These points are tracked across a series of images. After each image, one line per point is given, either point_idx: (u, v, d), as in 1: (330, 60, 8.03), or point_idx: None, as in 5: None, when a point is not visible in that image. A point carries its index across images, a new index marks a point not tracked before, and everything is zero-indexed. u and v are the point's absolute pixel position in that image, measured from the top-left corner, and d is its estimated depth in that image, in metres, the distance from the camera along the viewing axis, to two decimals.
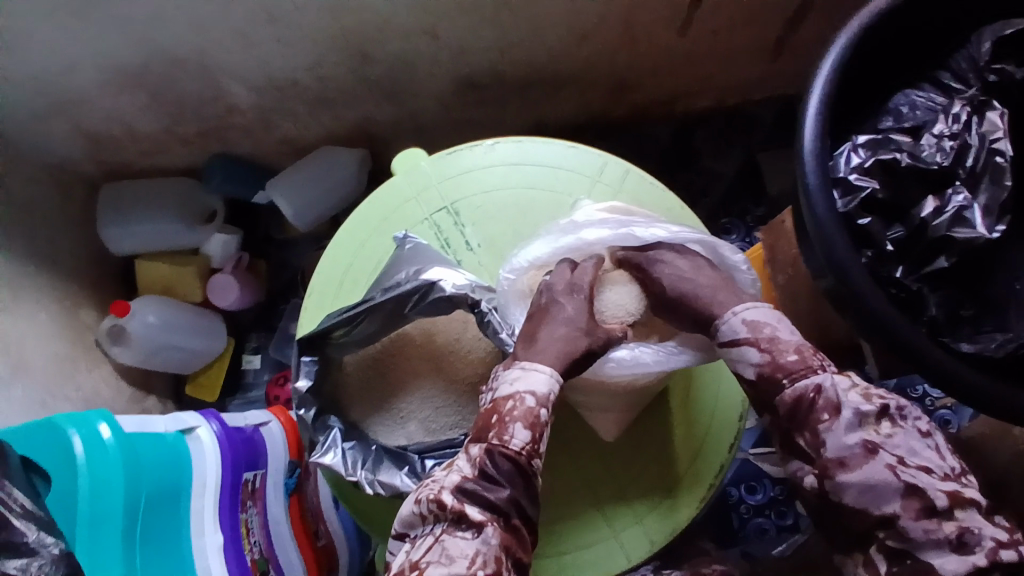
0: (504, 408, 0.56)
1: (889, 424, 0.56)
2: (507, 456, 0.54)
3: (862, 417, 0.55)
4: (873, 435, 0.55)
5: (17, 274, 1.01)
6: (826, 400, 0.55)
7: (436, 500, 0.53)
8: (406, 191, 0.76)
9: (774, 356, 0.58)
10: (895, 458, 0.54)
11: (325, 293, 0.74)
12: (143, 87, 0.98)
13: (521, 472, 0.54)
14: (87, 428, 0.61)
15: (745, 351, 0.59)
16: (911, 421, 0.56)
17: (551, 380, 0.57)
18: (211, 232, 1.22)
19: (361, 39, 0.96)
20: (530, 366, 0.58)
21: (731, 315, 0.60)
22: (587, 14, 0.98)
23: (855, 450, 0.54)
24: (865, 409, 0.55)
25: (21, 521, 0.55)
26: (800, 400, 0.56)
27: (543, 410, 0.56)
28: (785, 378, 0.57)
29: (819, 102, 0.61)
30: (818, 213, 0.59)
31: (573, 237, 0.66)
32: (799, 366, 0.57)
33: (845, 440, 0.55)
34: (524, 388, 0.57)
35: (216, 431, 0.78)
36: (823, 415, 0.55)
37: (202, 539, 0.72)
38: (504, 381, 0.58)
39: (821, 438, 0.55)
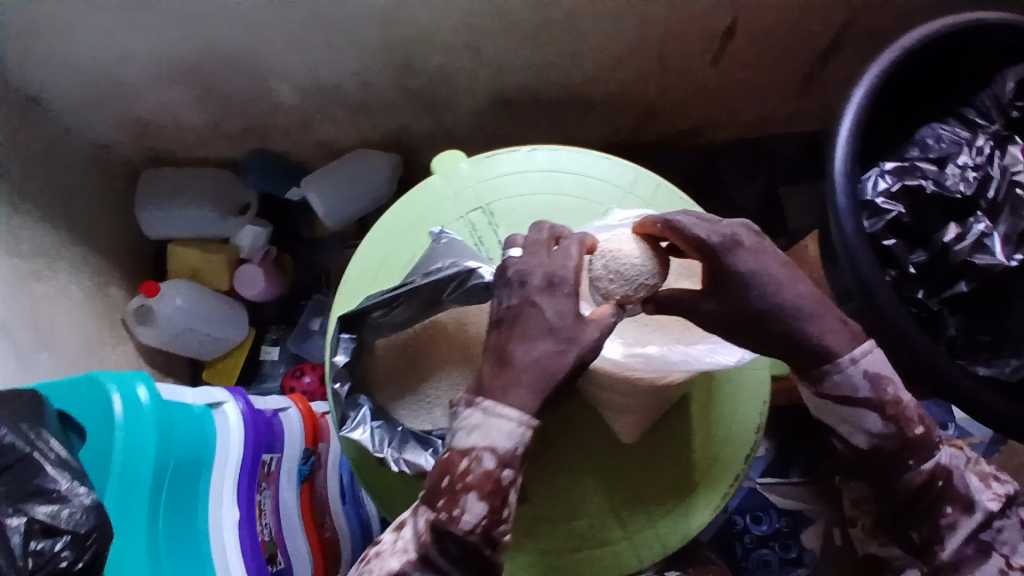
0: (458, 472, 0.56)
1: (1002, 518, 0.63)
2: (457, 533, 0.55)
3: (984, 517, 0.62)
4: (987, 535, 0.62)
5: (54, 250, 1.05)
6: (956, 495, 0.62)
7: None
8: (444, 189, 0.79)
9: (898, 426, 0.61)
10: (1005, 560, 0.61)
11: (359, 280, 0.76)
12: (193, 81, 1.03)
13: (475, 547, 0.55)
14: (127, 387, 0.63)
15: (864, 414, 0.62)
16: (1018, 517, 0.63)
17: (510, 438, 0.55)
18: (243, 224, 1.26)
19: (406, 50, 1.00)
20: (491, 415, 0.56)
21: (852, 368, 0.59)
22: (625, 41, 1.02)
23: (967, 552, 0.62)
24: (989, 505, 0.63)
25: (54, 469, 0.58)
26: (928, 486, 0.62)
27: (502, 474, 0.55)
28: (913, 458, 0.62)
29: (852, 127, 0.64)
30: (846, 231, 0.61)
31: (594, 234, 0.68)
32: (921, 442, 0.61)
33: (959, 542, 0.62)
34: (482, 445, 0.56)
35: (241, 408, 0.81)
36: (948, 509, 0.62)
37: (217, 512, 0.74)
38: (464, 429, 0.57)
39: (940, 535, 0.62)
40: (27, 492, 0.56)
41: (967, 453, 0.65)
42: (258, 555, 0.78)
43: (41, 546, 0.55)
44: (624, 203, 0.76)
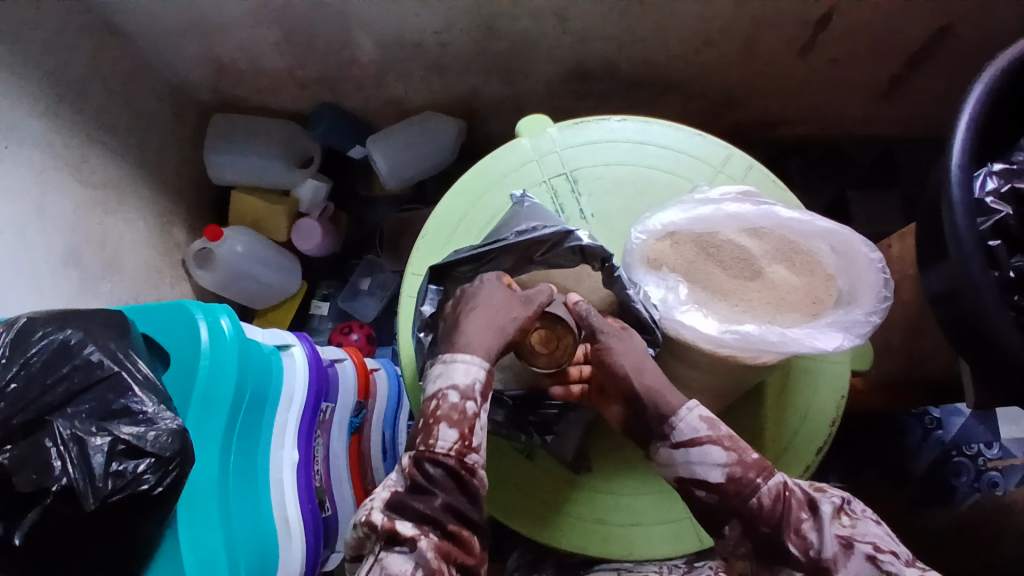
0: (430, 410, 0.58)
1: (849, 518, 0.56)
2: (436, 460, 0.56)
3: (830, 510, 0.55)
4: (842, 529, 0.54)
5: (126, 182, 1.06)
6: (798, 499, 0.56)
7: (369, 519, 0.55)
8: (530, 152, 0.78)
9: (739, 455, 0.57)
10: (870, 548, 0.53)
11: (437, 235, 0.76)
12: (277, 25, 1.02)
13: (456, 477, 0.56)
14: (211, 317, 0.63)
15: (709, 450, 0.57)
16: (860, 511, 0.57)
17: (471, 369, 0.58)
18: (305, 177, 1.26)
19: (493, 11, 0.99)
20: (450, 359, 0.59)
21: (688, 411, 0.59)
22: (716, 21, 1.00)
23: (835, 549, 0.53)
24: (831, 501, 0.57)
25: (141, 389, 0.58)
26: (778, 499, 0.55)
27: (466, 403, 0.57)
28: (758, 477, 0.56)
29: (971, 121, 0.61)
30: (959, 227, 0.59)
31: (712, 208, 0.67)
32: (761, 463, 0.57)
33: (827, 535, 0.54)
34: (444, 385, 0.58)
35: (306, 352, 0.82)
36: (802, 514, 0.55)
37: (279, 452, 0.74)
38: (429, 379, 0.60)
39: (807, 537, 0.54)
40: (112, 411, 0.57)
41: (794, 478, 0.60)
42: (311, 499, 0.78)
43: (122, 468, 0.55)
44: (713, 181, 0.75)
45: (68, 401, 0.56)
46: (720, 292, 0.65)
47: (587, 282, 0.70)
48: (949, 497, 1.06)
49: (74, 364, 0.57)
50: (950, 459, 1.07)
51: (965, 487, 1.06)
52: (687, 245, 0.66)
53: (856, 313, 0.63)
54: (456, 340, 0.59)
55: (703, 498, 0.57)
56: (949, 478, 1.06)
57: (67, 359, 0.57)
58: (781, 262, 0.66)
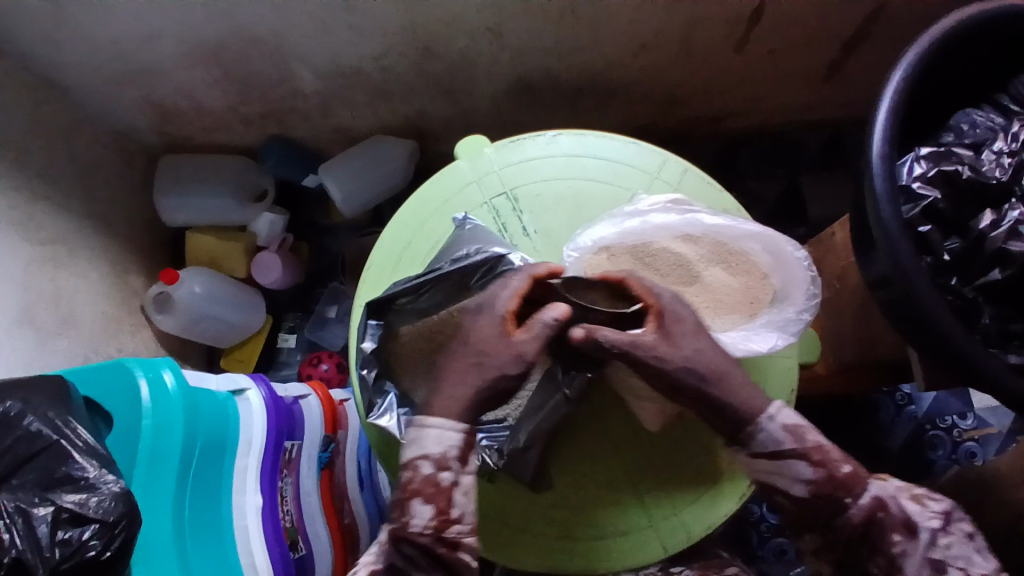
0: (403, 482, 0.57)
1: (945, 534, 0.59)
2: (417, 538, 0.56)
3: (929, 535, 0.59)
4: (936, 553, 0.58)
5: (75, 233, 1.05)
6: (894, 520, 0.59)
7: None
8: (469, 174, 0.78)
9: (827, 471, 0.59)
10: (959, 574, 0.58)
11: (383, 266, 0.75)
12: (214, 64, 1.02)
13: (439, 549, 0.57)
14: (153, 372, 0.63)
15: (795, 463, 0.60)
16: (958, 526, 0.60)
17: (440, 440, 0.58)
18: (260, 211, 1.25)
19: (428, 33, 0.99)
20: (421, 425, 0.59)
21: (771, 420, 0.60)
22: (649, 25, 1.01)
23: (923, 570, 0.58)
24: (929, 523, 0.59)
25: (82, 457, 0.58)
26: (869, 519, 0.59)
27: (437, 476, 0.57)
28: (847, 498, 0.59)
29: (889, 111, 0.62)
30: (884, 216, 0.59)
31: (639, 220, 0.68)
32: (854, 478, 0.59)
33: (918, 558, 0.58)
34: (417, 455, 0.58)
35: (263, 395, 0.80)
36: (896, 534, 0.59)
37: (242, 497, 0.74)
38: (404, 442, 0.60)
39: (899, 558, 0.59)
40: (56, 479, 0.56)
41: (896, 480, 0.62)
42: (280, 540, 0.77)
43: (68, 535, 0.54)
44: (650, 188, 0.75)
45: (14, 473, 0.56)
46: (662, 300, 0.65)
47: None
48: (928, 470, 1.05)
49: (15, 437, 0.57)
50: (925, 433, 1.06)
51: (942, 459, 1.05)
52: (623, 257, 0.67)
53: (789, 312, 0.66)
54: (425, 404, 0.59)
55: (785, 504, 0.61)
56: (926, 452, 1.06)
57: (8, 431, 0.57)
58: (717, 264, 0.67)
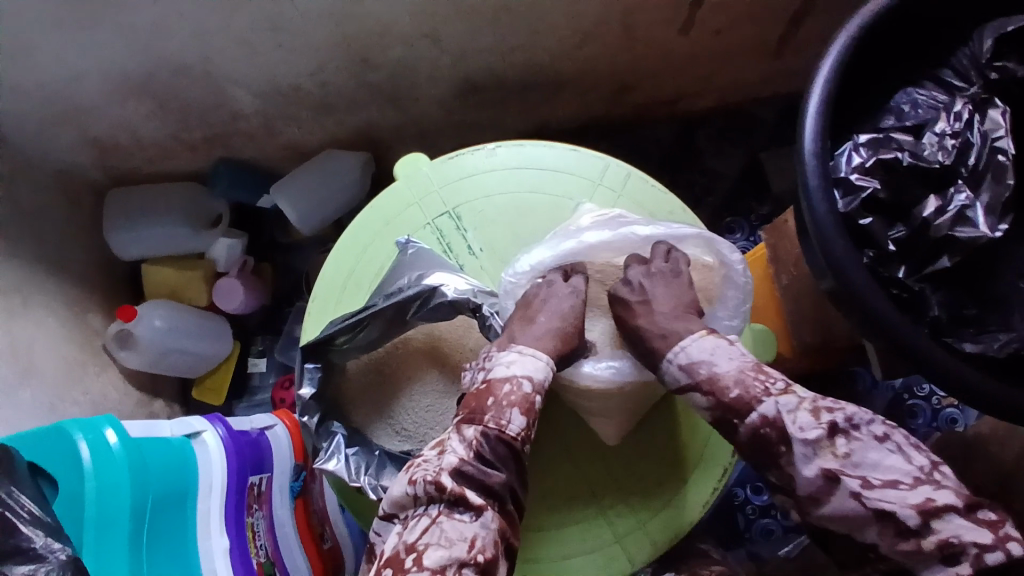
0: (501, 391, 0.58)
1: (845, 440, 0.55)
2: (503, 440, 0.56)
3: (819, 443, 0.55)
4: (832, 461, 0.54)
5: (27, 281, 1.02)
6: (778, 432, 0.56)
7: (436, 482, 0.53)
8: (408, 195, 0.76)
9: (718, 398, 0.60)
10: (858, 483, 0.53)
11: (327, 298, 0.74)
12: (146, 95, 0.99)
13: (515, 456, 0.57)
14: (93, 433, 0.62)
15: (692, 396, 0.62)
16: (866, 431, 0.55)
17: (545, 366, 0.60)
18: (216, 236, 1.23)
19: (363, 44, 0.96)
20: (528, 350, 0.61)
21: (668, 364, 0.63)
22: (588, 16, 0.98)
23: (819, 482, 0.54)
24: (814, 432, 0.55)
25: (29, 527, 0.55)
26: (755, 434, 0.58)
27: (538, 395, 0.59)
28: (737, 418, 0.59)
29: (820, 101, 0.60)
30: (819, 214, 0.59)
31: (575, 242, 0.68)
32: (740, 402, 0.58)
33: (806, 471, 0.55)
34: (521, 373, 0.59)
35: (221, 435, 0.79)
36: (782, 447, 0.56)
37: (208, 542, 0.73)
38: (499, 364, 0.60)
39: (787, 471, 0.56)
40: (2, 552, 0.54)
41: (797, 391, 0.58)
42: None
43: None
44: (594, 195, 0.75)
45: None
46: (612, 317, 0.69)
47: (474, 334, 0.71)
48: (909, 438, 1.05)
49: None
50: (904, 403, 1.06)
51: (923, 428, 1.04)
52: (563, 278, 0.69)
53: (723, 318, 0.70)
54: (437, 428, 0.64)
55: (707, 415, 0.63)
56: (906, 420, 1.05)
57: None
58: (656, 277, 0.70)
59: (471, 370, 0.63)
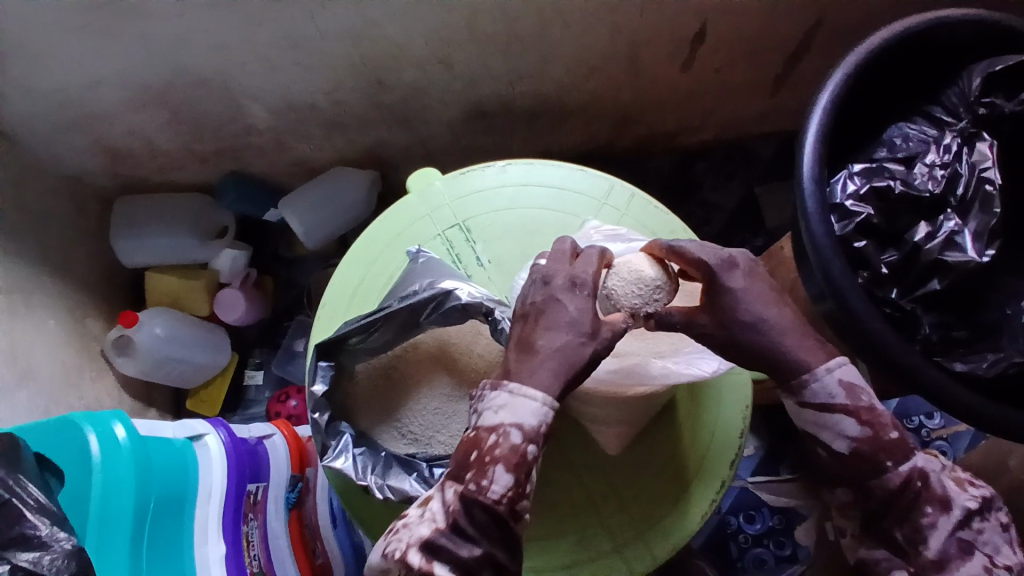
0: (486, 446, 0.55)
1: (980, 519, 0.61)
2: (485, 505, 0.54)
3: (963, 516, 0.60)
4: (968, 533, 0.60)
5: (30, 282, 1.03)
6: (932, 494, 0.60)
7: (403, 559, 0.53)
8: (419, 208, 0.78)
9: (874, 433, 0.61)
10: (986, 560, 0.59)
11: (337, 305, 0.75)
12: (163, 106, 1.02)
13: (499, 519, 0.55)
14: (103, 428, 0.62)
15: (841, 419, 0.62)
16: (994, 516, 0.62)
17: (539, 413, 0.56)
18: (222, 247, 1.25)
19: (378, 65, 1.00)
20: (519, 394, 0.56)
21: (827, 374, 0.61)
22: (595, 47, 1.03)
23: (952, 550, 0.59)
24: (969, 504, 0.60)
25: (35, 515, 0.57)
26: (905, 485, 0.60)
27: (528, 448, 0.55)
28: (889, 460, 0.60)
29: (817, 130, 0.64)
30: (816, 236, 0.61)
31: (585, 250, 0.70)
32: (896, 444, 0.60)
33: (946, 538, 0.59)
34: (507, 424, 0.56)
35: (223, 439, 0.80)
36: (928, 509, 0.60)
37: (203, 548, 0.72)
38: (490, 408, 0.57)
39: (924, 533, 0.60)
40: (10, 539, 0.56)
41: (941, 458, 0.63)
42: None
43: None
44: (599, 214, 0.77)
45: None
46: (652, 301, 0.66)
47: (484, 339, 0.73)
48: None
49: None
50: None
51: None
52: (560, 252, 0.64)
53: None
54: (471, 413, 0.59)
55: (823, 457, 0.64)
56: None
57: None
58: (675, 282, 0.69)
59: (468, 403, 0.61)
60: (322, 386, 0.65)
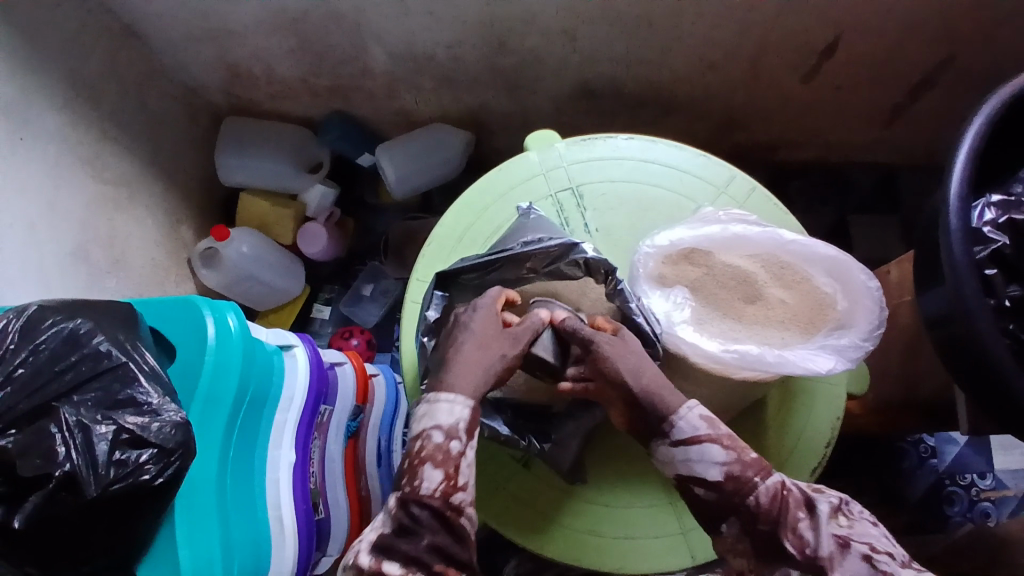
0: (413, 451, 0.58)
1: (845, 517, 0.57)
2: (423, 501, 0.56)
3: (827, 510, 0.56)
4: (839, 529, 0.55)
5: (137, 179, 1.08)
6: (795, 498, 0.57)
7: (353, 563, 0.54)
8: (537, 166, 0.79)
9: (739, 455, 0.59)
10: (867, 547, 0.53)
11: (443, 245, 0.77)
12: (292, 33, 1.05)
13: (441, 517, 0.56)
14: (219, 314, 0.65)
15: (709, 449, 0.59)
16: (856, 513, 0.57)
17: (457, 410, 0.59)
18: (313, 182, 1.28)
19: (505, 28, 1.01)
20: (434, 398, 0.60)
21: (688, 411, 0.60)
22: (721, 44, 1.02)
23: (832, 549, 0.54)
24: (829, 500, 0.57)
25: (147, 382, 0.59)
26: (774, 496, 0.57)
27: (452, 442, 0.58)
28: (756, 476, 0.58)
29: (972, 148, 0.62)
30: (955, 254, 0.60)
31: (721, 228, 0.71)
32: (759, 462, 0.59)
33: (823, 535, 0.55)
34: (429, 425, 0.59)
35: (308, 354, 0.83)
36: (798, 513, 0.56)
37: (277, 451, 0.75)
38: (414, 419, 0.61)
39: (803, 536, 0.55)
40: (119, 401, 0.58)
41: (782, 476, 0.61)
42: (307, 502, 0.78)
43: (125, 457, 0.56)
44: (716, 202, 0.77)
45: (75, 389, 0.58)
46: (722, 310, 0.67)
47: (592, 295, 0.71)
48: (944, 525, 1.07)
49: (83, 354, 0.59)
50: (944, 488, 1.05)
51: (958, 516, 1.04)
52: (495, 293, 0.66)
53: (855, 337, 0.66)
54: (444, 377, 0.60)
55: (701, 495, 0.59)
56: (942, 507, 1.04)
57: (76, 348, 0.59)
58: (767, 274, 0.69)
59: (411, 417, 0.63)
60: (436, 314, 0.69)
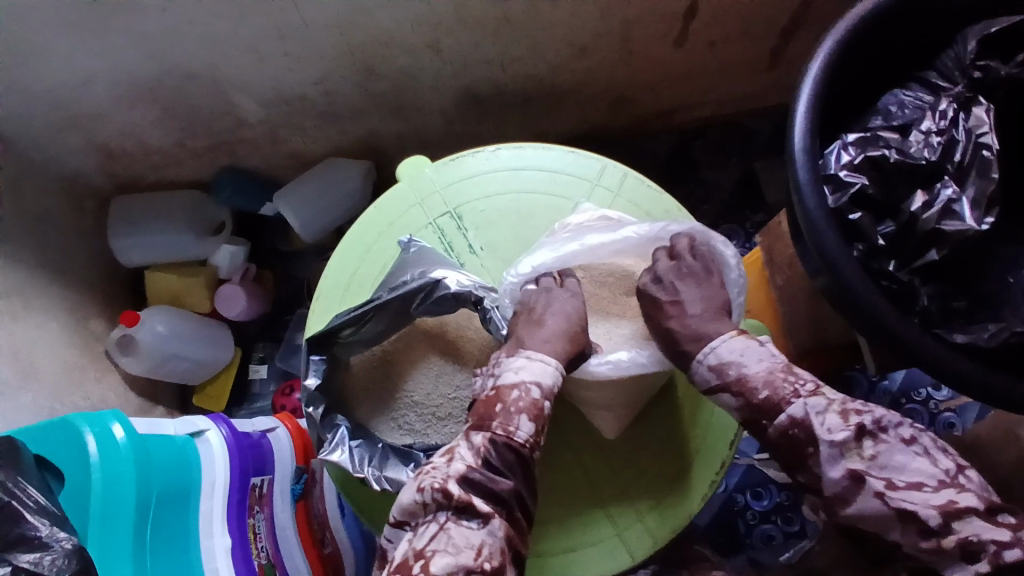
0: (509, 398, 0.62)
1: (873, 442, 0.58)
2: (511, 447, 0.60)
3: (844, 442, 0.57)
4: (857, 461, 0.57)
5: (28, 285, 1.03)
6: (807, 433, 0.59)
7: (443, 489, 0.56)
8: (411, 196, 0.77)
9: (747, 399, 0.63)
10: (882, 482, 0.56)
11: (332, 296, 0.75)
12: (153, 101, 1.01)
13: (521, 461, 0.60)
14: (100, 427, 0.63)
15: (721, 397, 0.65)
16: (893, 433, 0.58)
17: (554, 372, 0.64)
18: (219, 243, 1.25)
19: (368, 54, 0.99)
20: (536, 356, 0.64)
21: (698, 364, 0.67)
22: (586, 28, 1.01)
23: (843, 482, 0.57)
24: (842, 436, 0.57)
25: (35, 516, 0.57)
26: (785, 434, 0.60)
27: (545, 402, 0.62)
28: (766, 419, 0.61)
29: (810, 98, 0.62)
30: (809, 208, 0.60)
31: (577, 244, 0.70)
32: (768, 404, 0.61)
33: (835, 470, 0.57)
34: (528, 379, 0.62)
35: (224, 435, 0.80)
36: (808, 447, 0.59)
37: (209, 541, 0.73)
38: (508, 370, 0.64)
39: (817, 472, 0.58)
40: (10, 541, 0.55)
41: (828, 394, 0.60)
42: None
43: None
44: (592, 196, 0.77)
45: None
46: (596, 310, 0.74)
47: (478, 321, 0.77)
48: None
49: None
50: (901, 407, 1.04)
51: None
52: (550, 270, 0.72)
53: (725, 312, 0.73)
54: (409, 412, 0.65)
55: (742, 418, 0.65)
56: None
57: None
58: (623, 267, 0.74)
59: (482, 376, 0.67)
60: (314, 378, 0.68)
